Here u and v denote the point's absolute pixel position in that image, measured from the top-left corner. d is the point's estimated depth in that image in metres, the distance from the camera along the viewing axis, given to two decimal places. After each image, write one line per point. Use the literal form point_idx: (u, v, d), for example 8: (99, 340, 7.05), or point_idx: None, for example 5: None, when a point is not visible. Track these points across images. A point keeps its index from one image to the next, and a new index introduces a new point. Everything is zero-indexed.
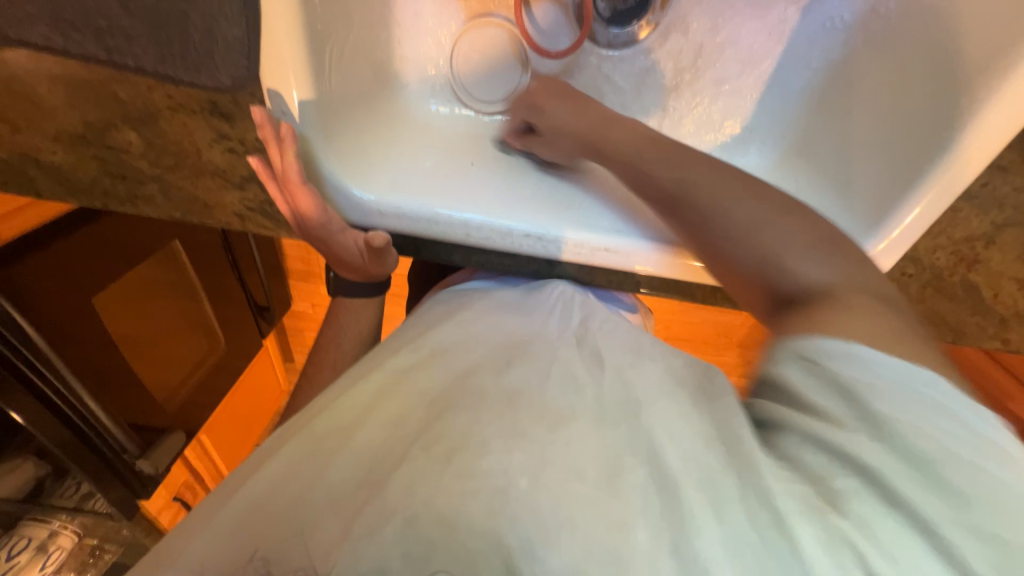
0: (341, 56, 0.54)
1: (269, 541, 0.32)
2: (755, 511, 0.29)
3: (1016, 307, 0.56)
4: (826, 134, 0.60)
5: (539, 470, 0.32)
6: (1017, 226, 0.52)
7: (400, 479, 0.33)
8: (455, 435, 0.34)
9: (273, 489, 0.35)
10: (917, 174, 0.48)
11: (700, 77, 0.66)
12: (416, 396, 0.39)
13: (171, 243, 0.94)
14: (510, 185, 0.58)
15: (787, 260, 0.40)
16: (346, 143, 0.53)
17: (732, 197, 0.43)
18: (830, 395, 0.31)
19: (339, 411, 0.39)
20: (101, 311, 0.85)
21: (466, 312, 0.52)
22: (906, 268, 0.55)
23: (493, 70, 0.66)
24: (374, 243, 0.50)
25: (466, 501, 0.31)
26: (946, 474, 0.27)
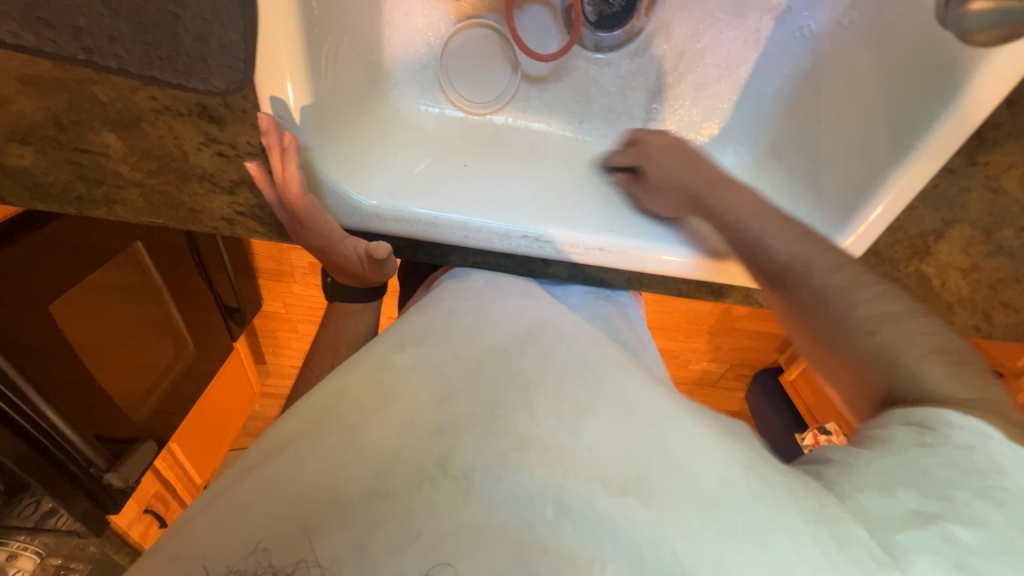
0: (335, 58, 0.53)
1: (272, 535, 0.32)
2: (832, 552, 0.32)
3: (960, 294, 0.62)
4: (800, 136, 0.64)
5: (563, 495, 0.34)
6: (963, 222, 0.58)
7: (424, 507, 0.33)
8: (471, 446, 0.36)
9: (271, 491, 0.35)
10: (879, 178, 0.54)
11: (682, 81, 0.69)
12: (425, 396, 0.40)
13: (133, 244, 0.89)
14: (507, 187, 0.60)
15: (849, 296, 0.46)
16: (342, 148, 0.53)
17: (779, 238, 0.50)
18: (944, 461, 0.36)
19: (347, 407, 0.40)
20: (60, 319, 0.80)
21: (472, 296, 0.54)
22: (868, 262, 0.61)
23: (483, 70, 0.66)
24: (377, 255, 0.50)
25: (490, 532, 0.32)
26: (984, 528, 0.33)
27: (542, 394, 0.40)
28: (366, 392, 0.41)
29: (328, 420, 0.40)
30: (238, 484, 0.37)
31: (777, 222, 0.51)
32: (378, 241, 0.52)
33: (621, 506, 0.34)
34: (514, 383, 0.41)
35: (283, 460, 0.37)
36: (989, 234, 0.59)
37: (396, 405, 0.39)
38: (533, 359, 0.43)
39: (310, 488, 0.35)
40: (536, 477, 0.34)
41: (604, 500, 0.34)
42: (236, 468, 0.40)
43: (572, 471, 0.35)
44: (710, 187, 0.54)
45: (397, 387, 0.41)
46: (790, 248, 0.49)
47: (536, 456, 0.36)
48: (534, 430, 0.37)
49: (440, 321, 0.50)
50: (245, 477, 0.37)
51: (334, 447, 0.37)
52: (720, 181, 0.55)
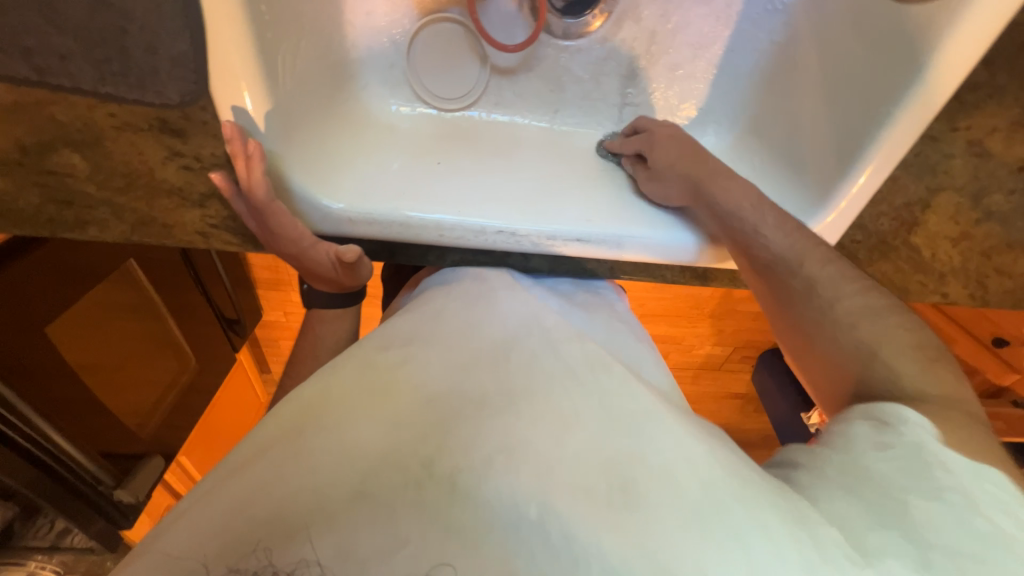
0: (294, 62, 0.52)
1: (269, 533, 0.32)
2: (807, 553, 0.33)
3: (951, 264, 0.61)
4: (778, 111, 0.63)
5: (547, 497, 0.34)
6: (950, 189, 0.57)
7: (411, 509, 0.33)
8: (458, 451, 0.36)
9: (260, 491, 0.34)
10: (857, 149, 0.53)
11: (656, 63, 0.67)
12: (414, 398, 0.40)
13: (126, 263, 0.89)
14: (479, 181, 0.60)
15: (824, 278, 0.49)
16: (311, 153, 0.53)
17: (772, 229, 0.51)
18: (896, 457, 0.37)
19: (332, 407, 0.40)
20: (59, 342, 0.81)
21: (445, 298, 0.52)
22: (854, 236, 0.59)
23: (451, 65, 0.65)
24: (347, 258, 0.50)
25: (475, 533, 0.33)
26: (950, 529, 0.34)
27: (533, 400, 0.41)
28: (353, 394, 0.40)
29: (313, 420, 0.39)
30: (217, 489, 0.36)
31: (776, 221, 0.52)
32: (349, 245, 0.52)
33: (608, 517, 0.34)
34: (502, 394, 0.41)
35: (264, 465, 0.36)
36: (977, 200, 0.57)
37: (385, 408, 0.39)
38: (519, 368, 0.44)
39: (296, 491, 0.34)
40: (522, 482, 0.35)
41: (596, 510, 0.34)
42: (216, 472, 0.38)
43: (558, 478, 0.36)
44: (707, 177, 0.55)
45: (385, 388, 0.41)
46: (782, 242, 0.51)
47: (524, 459, 0.36)
48: (520, 435, 0.37)
49: (427, 322, 0.49)
50: (224, 483, 0.36)
51: (320, 449, 0.36)
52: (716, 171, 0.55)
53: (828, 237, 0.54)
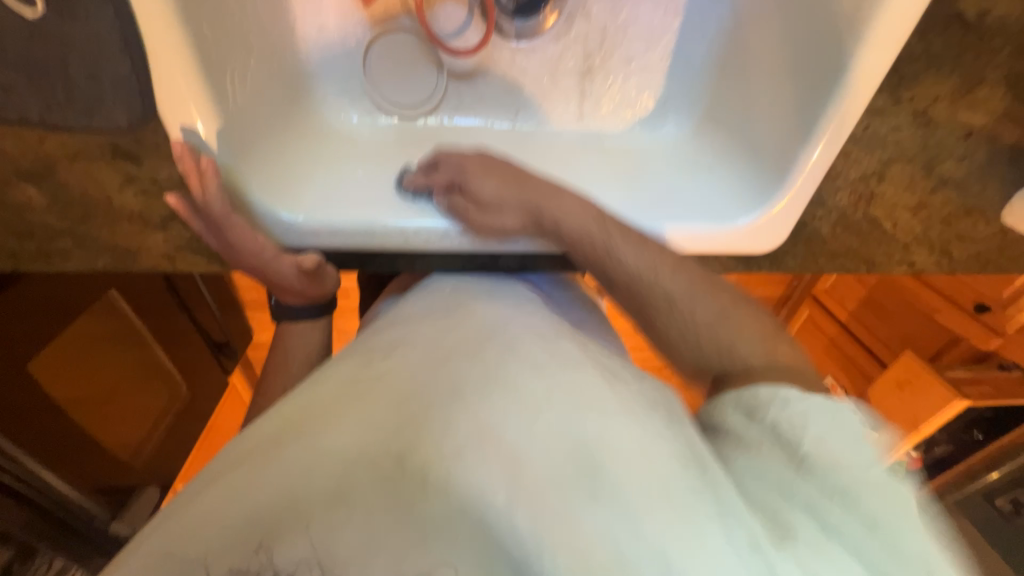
0: (245, 79, 0.52)
1: (269, 531, 0.33)
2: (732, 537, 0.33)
3: (914, 233, 0.62)
4: (732, 97, 0.64)
5: (518, 486, 0.34)
6: (901, 160, 0.58)
7: (404, 496, 0.34)
8: (430, 445, 0.36)
9: (249, 494, 0.34)
10: (807, 126, 0.54)
11: (610, 58, 0.68)
12: (388, 391, 0.40)
13: (108, 293, 0.88)
14: (428, 182, 0.57)
15: (678, 285, 0.50)
16: (270, 169, 0.53)
17: (624, 243, 0.51)
18: (758, 431, 0.40)
19: (311, 409, 0.39)
20: (42, 376, 0.79)
21: (409, 309, 0.53)
22: (815, 212, 0.60)
23: (409, 74, 0.65)
24: (306, 265, 0.52)
25: (455, 524, 0.33)
26: (824, 490, 0.36)
27: (506, 390, 0.39)
28: (328, 400, 0.40)
29: (288, 426, 0.38)
30: (193, 499, 0.36)
31: (627, 238, 0.51)
32: (309, 253, 0.52)
33: (584, 509, 0.33)
34: (472, 383, 0.39)
35: (239, 474, 0.36)
36: (929, 167, 0.59)
37: (358, 407, 0.39)
38: (492, 360, 0.42)
39: (271, 497, 0.34)
40: (496, 470, 0.35)
41: (559, 500, 0.34)
42: (195, 484, 0.38)
43: (530, 471, 0.35)
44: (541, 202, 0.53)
45: (360, 391, 0.40)
46: (634, 259, 0.50)
47: (496, 448, 0.35)
48: (491, 425, 0.36)
49: (404, 327, 0.49)
50: (200, 493, 0.36)
51: (294, 454, 0.36)
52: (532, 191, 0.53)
53: (777, 226, 0.57)
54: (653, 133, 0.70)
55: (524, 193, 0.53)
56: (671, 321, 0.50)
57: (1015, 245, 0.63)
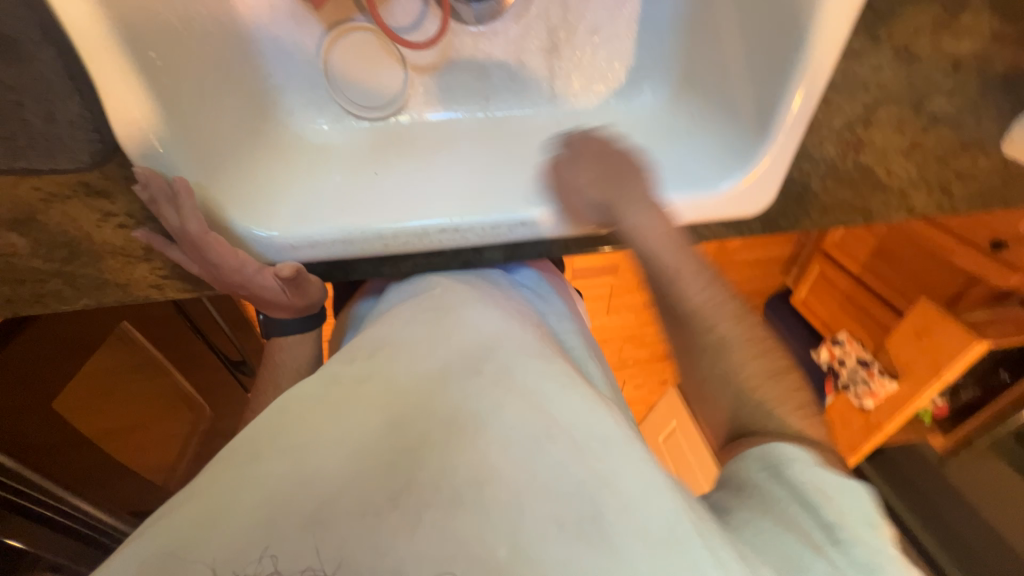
0: (203, 99, 0.52)
1: (280, 541, 0.32)
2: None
3: (910, 177, 0.59)
4: (703, 57, 0.62)
5: (516, 535, 0.34)
6: (887, 102, 0.56)
7: (409, 518, 0.34)
8: (427, 483, 0.35)
9: (257, 503, 0.33)
10: (781, 77, 0.51)
11: (576, 31, 0.65)
12: (395, 420, 0.39)
13: (122, 324, 0.91)
14: (428, 184, 0.59)
15: (700, 294, 0.46)
16: (241, 187, 0.53)
17: (657, 244, 0.48)
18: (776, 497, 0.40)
19: (314, 425, 0.38)
20: (69, 415, 0.81)
21: (394, 315, 0.50)
22: (802, 167, 0.58)
23: (371, 73, 0.64)
24: (285, 274, 0.51)
25: (459, 553, 0.33)
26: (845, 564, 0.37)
27: (506, 420, 0.39)
28: (314, 416, 0.39)
29: (273, 443, 0.37)
30: (184, 501, 0.34)
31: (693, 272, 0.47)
32: (287, 262, 0.52)
33: (577, 552, 0.33)
34: (472, 412, 0.39)
35: (234, 482, 0.34)
36: (919, 106, 0.56)
37: (347, 432, 0.37)
38: (492, 377, 0.42)
39: (252, 522, 0.32)
40: (491, 514, 0.34)
41: (557, 530, 0.34)
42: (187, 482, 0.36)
43: (528, 503, 0.35)
44: (613, 193, 0.51)
45: (348, 411, 0.39)
46: (696, 295, 0.46)
47: (495, 484, 0.35)
48: (490, 460, 0.36)
49: (391, 335, 0.47)
50: (197, 489, 0.34)
51: (278, 478, 0.34)
52: (622, 184, 0.51)
53: (763, 185, 0.55)
54: (628, 105, 0.69)
55: (605, 187, 0.52)
56: (716, 361, 0.46)
57: (1019, 177, 0.60)
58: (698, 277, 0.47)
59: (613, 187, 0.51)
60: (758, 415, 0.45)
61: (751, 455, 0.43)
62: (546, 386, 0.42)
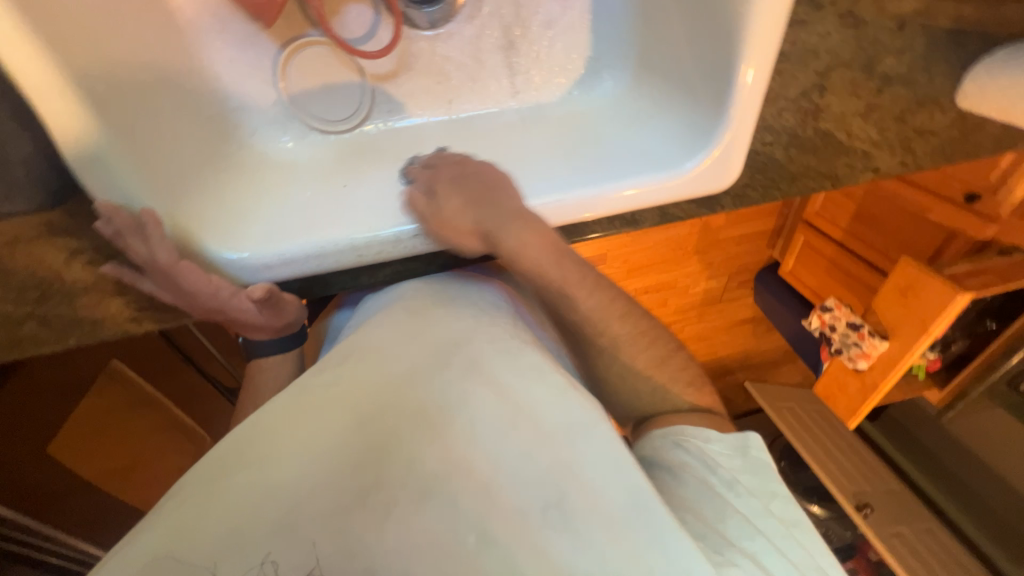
0: (158, 127, 0.52)
1: (271, 540, 0.32)
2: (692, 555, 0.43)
3: (871, 138, 0.60)
4: (656, 39, 0.63)
5: (486, 528, 0.35)
6: (839, 67, 0.57)
7: (384, 511, 0.35)
8: (396, 480, 0.36)
9: (237, 506, 0.33)
10: (731, 50, 0.52)
11: (530, 27, 0.66)
12: (371, 415, 0.39)
13: (111, 362, 0.86)
14: (394, 190, 0.59)
15: (589, 303, 0.54)
16: (210, 212, 0.53)
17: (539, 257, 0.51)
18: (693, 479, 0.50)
19: (291, 427, 0.38)
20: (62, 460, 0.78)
21: (366, 322, 0.51)
22: (764, 138, 0.59)
23: (330, 87, 0.64)
24: (256, 296, 0.51)
25: (434, 545, 0.34)
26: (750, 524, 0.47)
27: (475, 413, 0.40)
28: (283, 417, 0.39)
29: (241, 455, 0.36)
30: (164, 509, 0.34)
31: (583, 286, 0.53)
32: (258, 283, 0.52)
33: (542, 534, 0.36)
34: (440, 407, 0.40)
35: (216, 488, 0.34)
36: (870, 67, 0.57)
37: (313, 435, 0.38)
38: (461, 371, 0.43)
39: (220, 534, 0.32)
40: (462, 510, 0.36)
41: (528, 525, 0.36)
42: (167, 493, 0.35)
43: (499, 499, 0.37)
44: (495, 215, 0.51)
45: (313, 413, 0.39)
46: (584, 302, 0.54)
47: (470, 478, 0.37)
48: (458, 453, 0.38)
49: (363, 337, 0.47)
50: (180, 497, 0.34)
51: (245, 489, 0.34)
52: (490, 208, 0.51)
53: (726, 160, 0.55)
54: (589, 94, 0.69)
55: (475, 211, 0.51)
56: (611, 358, 0.57)
57: (975, 128, 0.61)
58: (594, 289, 0.54)
59: (506, 204, 0.51)
60: (653, 399, 0.58)
61: (659, 435, 0.54)
62: (507, 377, 0.44)
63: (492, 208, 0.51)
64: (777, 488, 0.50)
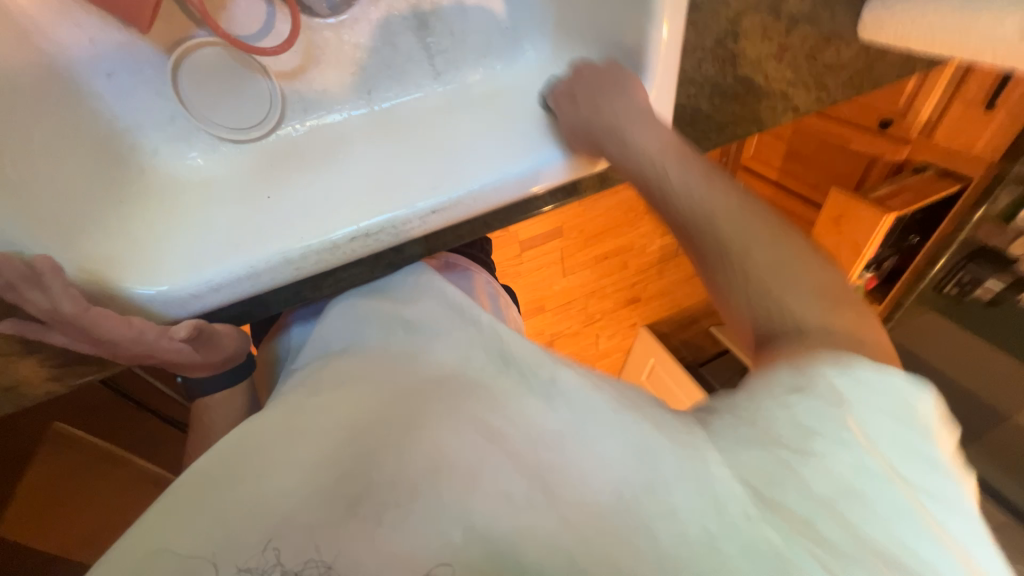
0: (29, 155, 0.45)
1: (282, 532, 0.31)
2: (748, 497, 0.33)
3: (787, 80, 0.62)
4: (570, 4, 0.62)
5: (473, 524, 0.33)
6: (748, 12, 0.58)
7: (384, 513, 0.32)
8: (383, 487, 0.34)
9: (232, 517, 0.31)
10: (645, 5, 0.51)
11: (439, 4, 0.63)
12: (362, 417, 0.39)
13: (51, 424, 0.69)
14: (328, 195, 0.56)
15: (696, 183, 0.44)
16: (117, 246, 0.49)
17: (637, 131, 0.48)
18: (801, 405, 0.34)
19: (275, 443, 0.36)
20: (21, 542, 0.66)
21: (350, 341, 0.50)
22: (688, 91, 0.60)
23: (233, 88, 0.59)
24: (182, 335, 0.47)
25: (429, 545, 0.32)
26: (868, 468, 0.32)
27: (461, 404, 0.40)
28: (274, 432, 0.37)
29: (191, 494, 0.33)
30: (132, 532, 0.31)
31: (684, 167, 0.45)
32: (185, 321, 0.48)
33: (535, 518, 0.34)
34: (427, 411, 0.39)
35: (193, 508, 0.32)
36: (776, 10, 0.59)
37: (302, 446, 0.36)
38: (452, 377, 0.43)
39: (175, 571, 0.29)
40: (448, 503, 0.33)
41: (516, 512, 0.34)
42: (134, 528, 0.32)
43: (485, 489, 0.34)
44: (605, 109, 0.51)
45: (306, 426, 0.38)
46: (697, 196, 0.43)
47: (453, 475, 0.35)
48: (441, 445, 0.36)
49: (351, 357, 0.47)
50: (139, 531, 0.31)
51: (225, 504, 0.32)
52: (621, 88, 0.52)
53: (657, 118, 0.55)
54: (513, 68, 0.68)
55: (619, 88, 0.52)
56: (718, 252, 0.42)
57: (878, 57, 0.65)
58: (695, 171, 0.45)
59: (618, 92, 0.52)
60: (780, 311, 0.38)
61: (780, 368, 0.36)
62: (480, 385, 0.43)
63: (597, 114, 0.52)
64: (934, 463, 0.32)
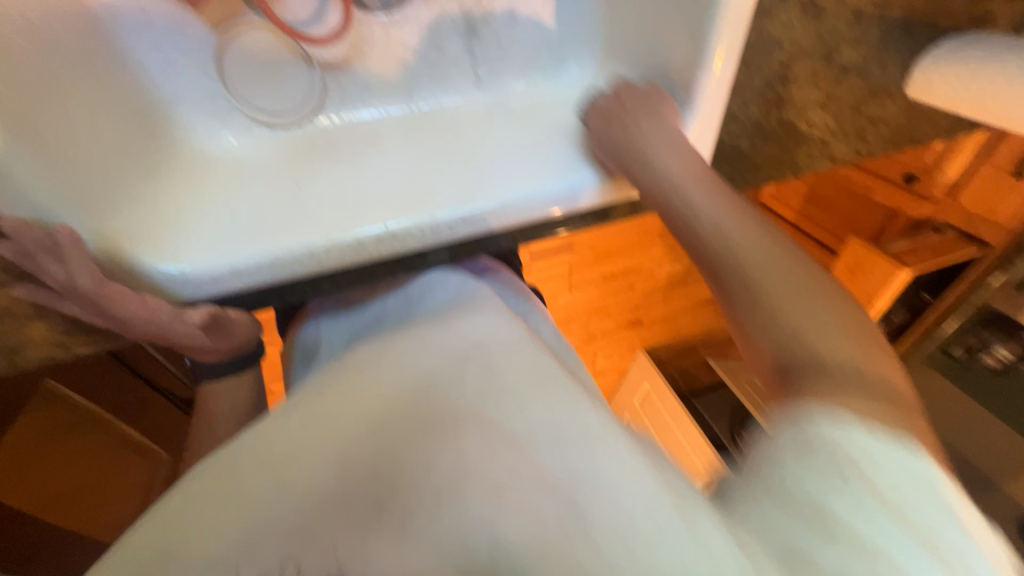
0: (62, 117, 0.44)
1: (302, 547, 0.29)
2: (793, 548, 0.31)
3: (829, 129, 0.61)
4: (623, 29, 0.62)
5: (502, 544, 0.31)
6: (801, 58, 0.57)
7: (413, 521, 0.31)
8: (415, 491, 0.32)
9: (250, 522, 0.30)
10: (701, 40, 0.51)
11: (492, 12, 0.61)
12: (384, 406, 0.37)
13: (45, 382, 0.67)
14: (356, 191, 0.55)
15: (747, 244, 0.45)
16: (136, 222, 0.48)
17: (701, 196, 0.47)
18: None
19: (293, 435, 0.34)
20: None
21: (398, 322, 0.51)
22: (730, 129, 0.59)
23: (275, 72, 0.59)
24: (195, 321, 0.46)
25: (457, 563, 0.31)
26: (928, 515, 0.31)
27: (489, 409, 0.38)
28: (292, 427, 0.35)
29: (196, 490, 0.32)
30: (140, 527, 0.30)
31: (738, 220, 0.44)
32: (202, 308, 0.46)
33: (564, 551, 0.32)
34: (455, 412, 0.36)
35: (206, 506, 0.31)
36: (829, 57, 0.58)
37: (324, 439, 0.34)
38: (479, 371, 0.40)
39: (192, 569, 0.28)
40: (480, 521, 0.31)
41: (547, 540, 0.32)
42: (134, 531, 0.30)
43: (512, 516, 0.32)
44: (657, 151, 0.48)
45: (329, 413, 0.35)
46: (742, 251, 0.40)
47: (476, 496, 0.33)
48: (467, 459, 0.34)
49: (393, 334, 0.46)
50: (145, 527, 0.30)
51: (244, 501, 0.31)
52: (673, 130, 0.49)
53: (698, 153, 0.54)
54: (556, 84, 0.67)
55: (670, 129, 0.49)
56: None
57: (921, 117, 0.64)
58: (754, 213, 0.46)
59: (671, 134, 0.49)
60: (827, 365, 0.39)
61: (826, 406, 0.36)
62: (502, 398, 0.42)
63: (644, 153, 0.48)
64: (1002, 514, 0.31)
